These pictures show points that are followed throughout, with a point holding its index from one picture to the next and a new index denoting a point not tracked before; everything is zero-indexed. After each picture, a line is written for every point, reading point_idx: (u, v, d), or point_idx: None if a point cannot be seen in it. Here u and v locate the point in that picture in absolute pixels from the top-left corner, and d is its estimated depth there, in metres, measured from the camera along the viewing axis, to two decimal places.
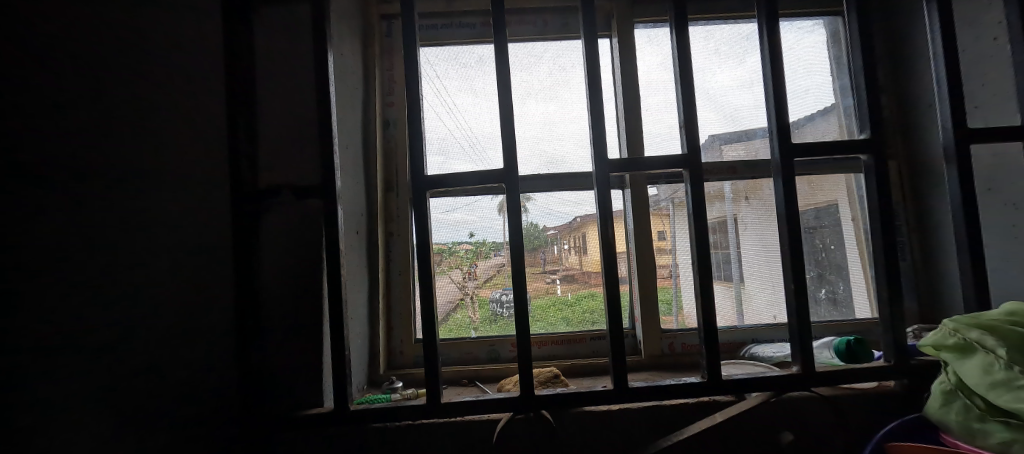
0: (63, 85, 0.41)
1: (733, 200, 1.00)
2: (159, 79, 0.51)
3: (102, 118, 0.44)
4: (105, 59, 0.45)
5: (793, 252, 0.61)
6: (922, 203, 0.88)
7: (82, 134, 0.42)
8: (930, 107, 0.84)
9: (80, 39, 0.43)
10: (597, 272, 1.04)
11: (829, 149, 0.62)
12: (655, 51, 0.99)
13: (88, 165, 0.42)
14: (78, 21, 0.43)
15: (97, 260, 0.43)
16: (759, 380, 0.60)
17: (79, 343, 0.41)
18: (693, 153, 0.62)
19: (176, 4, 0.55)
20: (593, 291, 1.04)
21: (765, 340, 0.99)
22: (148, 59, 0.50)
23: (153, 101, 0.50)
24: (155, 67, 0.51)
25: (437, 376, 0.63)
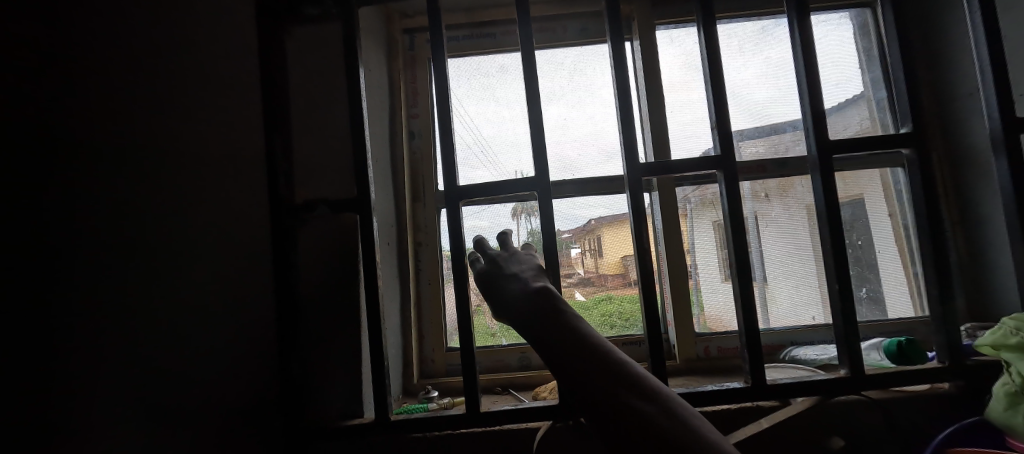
0: (118, 110, 0.43)
1: (765, 199, 0.98)
2: (198, 103, 0.53)
3: (150, 141, 0.46)
4: (151, 83, 0.47)
5: (836, 251, 0.59)
6: (966, 195, 0.85)
7: (132, 158, 0.44)
8: (970, 96, 0.81)
9: (131, 68, 0.45)
10: (614, 274, 1.04)
11: (868, 144, 0.60)
12: (678, 52, 0.99)
13: (137, 187, 0.44)
14: (129, 51, 0.45)
15: (147, 279, 0.45)
16: (806, 384, 0.58)
17: (133, 360, 0.42)
18: (726, 152, 0.61)
19: (212, 28, 0.57)
20: (610, 294, 1.04)
21: (803, 342, 0.96)
22: (188, 84, 0.52)
23: (193, 123, 0.52)
24: (194, 90, 0.52)
25: (475, 385, 0.62)
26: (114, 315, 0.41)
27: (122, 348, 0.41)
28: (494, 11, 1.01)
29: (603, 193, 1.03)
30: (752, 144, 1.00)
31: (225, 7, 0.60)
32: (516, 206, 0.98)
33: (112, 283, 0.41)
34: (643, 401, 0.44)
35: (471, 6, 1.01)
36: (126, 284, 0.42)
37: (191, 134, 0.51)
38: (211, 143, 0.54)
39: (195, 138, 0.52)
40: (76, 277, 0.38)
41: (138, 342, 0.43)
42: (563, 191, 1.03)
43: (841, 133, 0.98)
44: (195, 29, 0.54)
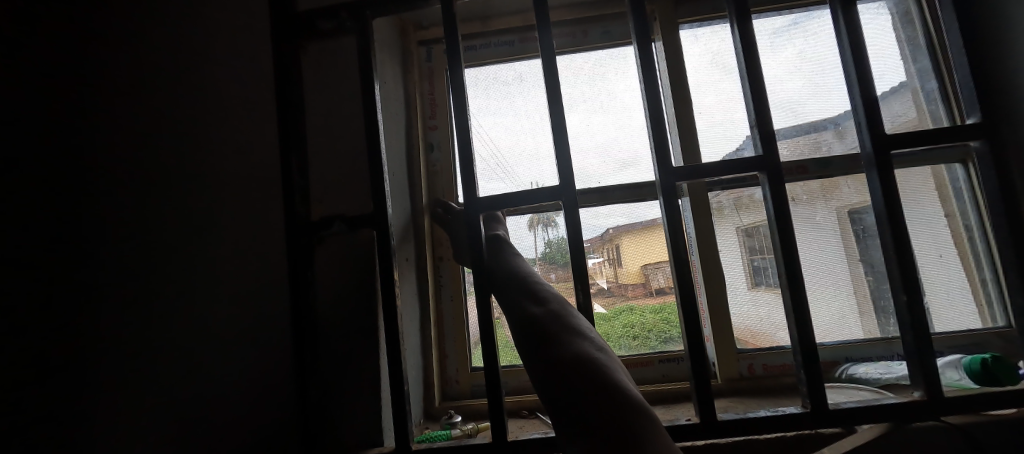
0: (126, 131, 0.41)
1: (808, 202, 0.92)
2: (209, 122, 0.51)
3: (157, 163, 0.44)
4: (160, 104, 0.46)
5: (902, 259, 0.52)
6: None
7: (135, 180, 0.42)
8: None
9: (135, 87, 0.43)
10: (635, 284, 0.99)
11: (932, 138, 0.54)
12: (704, 50, 0.94)
13: (141, 211, 0.42)
14: (133, 71, 0.43)
15: (152, 308, 0.42)
16: (873, 409, 0.52)
17: (141, 394, 0.40)
18: (769, 152, 0.56)
19: (224, 46, 0.56)
20: (631, 305, 0.99)
21: (859, 358, 0.88)
22: (199, 103, 0.50)
23: (205, 142, 0.50)
24: (204, 109, 0.51)
25: (501, 412, 0.58)
26: (118, 348, 0.38)
27: (125, 385, 0.39)
28: (510, 20, 1.00)
29: (628, 201, 0.98)
30: (790, 144, 0.94)
31: (237, 25, 0.59)
32: (533, 217, 0.95)
33: (115, 314, 0.38)
34: (536, 307, 0.58)
35: (486, 15, 0.99)
36: (131, 315, 0.40)
37: (202, 154, 0.50)
38: (224, 163, 0.53)
39: (204, 157, 0.50)
40: (72, 309, 0.35)
41: (144, 376, 0.40)
42: (587, 199, 0.98)
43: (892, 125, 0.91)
44: (204, 47, 0.52)
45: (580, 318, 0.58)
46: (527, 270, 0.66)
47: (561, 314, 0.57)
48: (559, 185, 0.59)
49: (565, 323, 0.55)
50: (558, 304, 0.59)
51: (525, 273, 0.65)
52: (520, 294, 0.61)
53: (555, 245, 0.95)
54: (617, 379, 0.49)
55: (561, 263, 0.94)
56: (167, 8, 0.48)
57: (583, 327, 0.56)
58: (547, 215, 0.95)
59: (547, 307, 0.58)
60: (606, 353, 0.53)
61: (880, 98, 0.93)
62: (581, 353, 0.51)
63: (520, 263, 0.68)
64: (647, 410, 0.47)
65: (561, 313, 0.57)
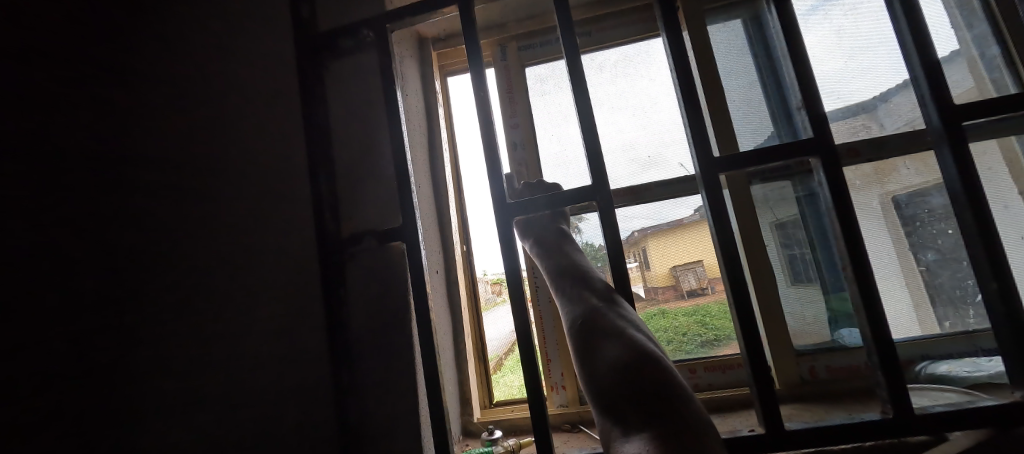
0: (174, 136, 0.40)
1: (861, 188, 0.86)
2: (247, 138, 0.50)
3: (203, 180, 0.42)
4: (204, 111, 0.44)
5: (987, 243, 0.46)
6: None
7: (184, 198, 0.40)
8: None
9: (180, 102, 0.42)
10: (665, 287, 0.95)
11: (1009, 105, 0.49)
12: (733, 37, 0.90)
13: (187, 218, 0.40)
14: (178, 76, 0.42)
15: (202, 325, 0.40)
16: (968, 411, 0.46)
17: (197, 411, 0.37)
18: (821, 134, 0.52)
19: (256, 57, 0.55)
20: (664, 309, 0.95)
21: (936, 355, 0.80)
22: (237, 118, 0.49)
23: (245, 151, 0.49)
24: (242, 125, 0.49)
25: (547, 428, 0.54)
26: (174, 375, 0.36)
27: (180, 401, 0.36)
28: (527, 24, 0.99)
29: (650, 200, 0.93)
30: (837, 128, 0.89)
31: (266, 40, 0.58)
32: None
33: (169, 342, 0.36)
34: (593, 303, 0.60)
35: (503, 21, 0.98)
36: (184, 340, 0.37)
37: (242, 170, 0.48)
38: (261, 174, 0.51)
39: (245, 173, 0.48)
40: (130, 336, 0.33)
41: (199, 408, 0.38)
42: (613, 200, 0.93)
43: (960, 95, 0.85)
44: (239, 61, 0.51)
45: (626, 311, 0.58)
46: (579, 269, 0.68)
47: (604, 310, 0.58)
48: (592, 184, 0.57)
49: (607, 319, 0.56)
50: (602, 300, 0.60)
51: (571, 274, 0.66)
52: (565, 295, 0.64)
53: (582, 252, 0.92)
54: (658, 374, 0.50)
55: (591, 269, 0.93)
56: (203, 13, 0.47)
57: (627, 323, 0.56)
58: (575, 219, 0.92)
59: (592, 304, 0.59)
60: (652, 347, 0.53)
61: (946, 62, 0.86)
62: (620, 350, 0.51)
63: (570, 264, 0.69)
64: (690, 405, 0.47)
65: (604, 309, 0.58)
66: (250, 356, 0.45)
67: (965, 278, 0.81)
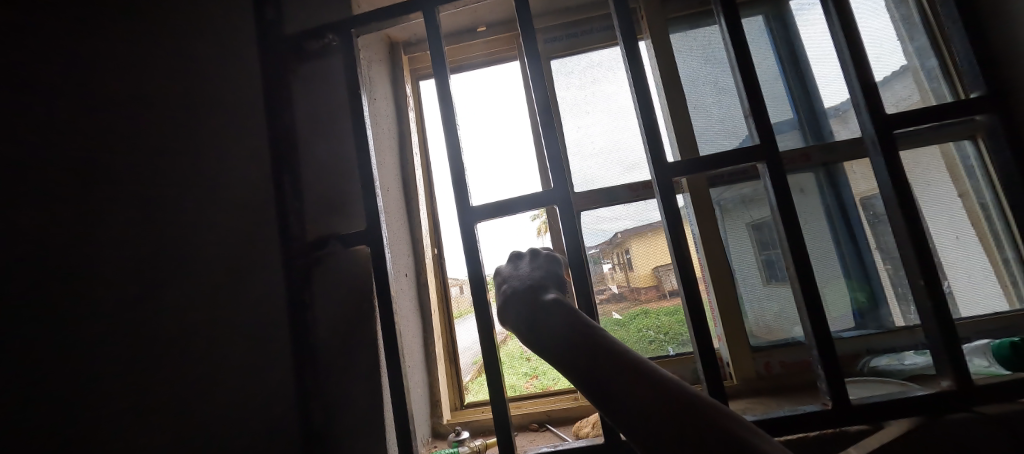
0: (128, 138, 0.39)
1: (806, 192, 0.92)
2: (211, 143, 0.49)
3: (165, 187, 0.42)
4: (161, 111, 0.43)
5: (917, 243, 0.49)
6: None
7: (144, 204, 0.39)
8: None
9: (138, 104, 0.41)
10: (648, 287, 0.96)
11: (937, 114, 0.52)
12: (695, 47, 0.95)
13: (142, 222, 0.39)
14: (133, 76, 0.41)
15: (161, 330, 0.39)
16: (897, 401, 0.49)
17: (156, 419, 0.37)
18: (767, 141, 0.54)
19: (218, 57, 0.54)
20: (645, 309, 0.96)
21: (881, 349, 0.85)
22: (201, 124, 0.48)
23: (206, 152, 0.48)
24: (205, 130, 0.49)
25: (508, 427, 0.55)
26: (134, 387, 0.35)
27: (134, 408, 0.35)
28: (499, 29, 1.00)
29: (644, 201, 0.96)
30: (788, 136, 0.96)
31: (231, 44, 0.57)
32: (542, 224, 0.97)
33: (127, 353, 0.35)
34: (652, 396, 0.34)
35: (475, 27, 1.00)
36: (146, 349, 0.37)
37: (207, 176, 0.47)
38: (224, 176, 0.50)
39: (209, 180, 0.48)
40: (86, 349, 0.32)
41: (161, 420, 0.37)
42: (605, 198, 0.96)
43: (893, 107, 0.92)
44: (203, 66, 0.50)
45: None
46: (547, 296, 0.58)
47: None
48: (554, 187, 0.58)
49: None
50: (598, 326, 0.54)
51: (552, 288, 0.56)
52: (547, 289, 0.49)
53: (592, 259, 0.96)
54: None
55: None
56: (161, 12, 0.46)
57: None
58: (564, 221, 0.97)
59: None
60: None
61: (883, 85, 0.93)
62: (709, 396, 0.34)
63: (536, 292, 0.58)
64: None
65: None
66: (216, 365, 0.44)
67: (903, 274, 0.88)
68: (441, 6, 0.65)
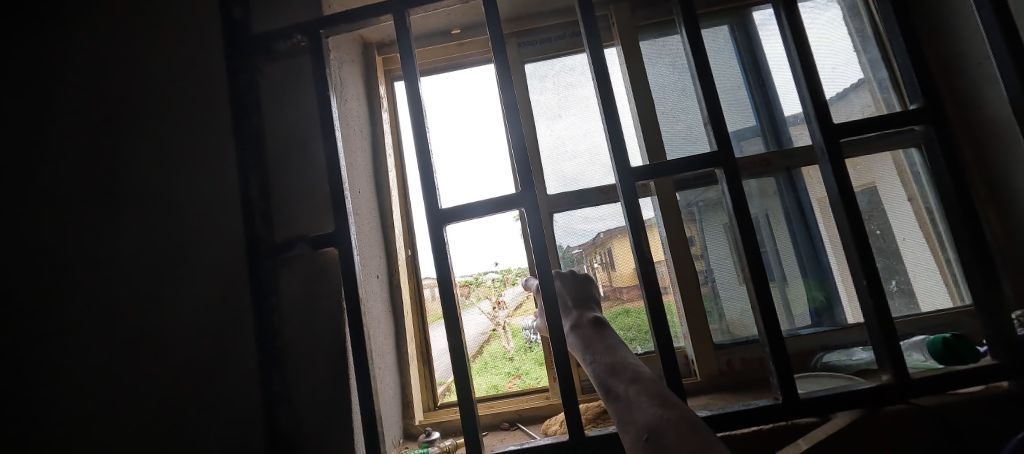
0: (83, 133, 0.37)
1: (765, 196, 0.96)
2: (171, 140, 0.48)
3: (126, 189, 0.41)
4: (119, 106, 0.42)
5: (859, 245, 0.52)
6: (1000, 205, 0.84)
7: (98, 202, 0.38)
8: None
9: (95, 100, 0.39)
10: (630, 286, 0.99)
11: (880, 123, 0.55)
12: (663, 54, 0.98)
13: (95, 222, 0.37)
14: (90, 69, 0.39)
15: (117, 332, 0.38)
16: (843, 395, 0.52)
17: (109, 423, 0.36)
18: (724, 148, 0.56)
19: (182, 53, 0.52)
20: (628, 308, 0.99)
21: (834, 345, 0.90)
22: (166, 125, 0.47)
23: (167, 151, 0.47)
24: (168, 130, 0.48)
25: (474, 427, 0.56)
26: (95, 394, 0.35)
27: (85, 413, 0.34)
28: (473, 33, 1.01)
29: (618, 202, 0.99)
30: (752, 141, 0.99)
31: (196, 40, 0.56)
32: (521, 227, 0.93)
33: (85, 360, 0.35)
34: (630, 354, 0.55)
35: (450, 29, 1.00)
36: (106, 357, 0.36)
37: (170, 178, 0.46)
38: (186, 174, 0.49)
39: (173, 181, 0.47)
40: (43, 356, 0.32)
41: (116, 424, 0.36)
42: (577, 201, 0.99)
43: (845, 117, 0.96)
44: (167, 67, 0.49)
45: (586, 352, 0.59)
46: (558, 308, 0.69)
47: (596, 332, 0.61)
48: (520, 191, 0.59)
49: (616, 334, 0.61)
50: (586, 328, 0.62)
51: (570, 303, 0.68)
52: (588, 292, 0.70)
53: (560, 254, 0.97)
54: (652, 385, 0.48)
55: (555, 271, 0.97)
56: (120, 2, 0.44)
57: (597, 351, 0.58)
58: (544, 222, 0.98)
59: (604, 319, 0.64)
60: (612, 388, 0.51)
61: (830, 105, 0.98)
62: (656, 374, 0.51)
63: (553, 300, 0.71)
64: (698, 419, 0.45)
65: (595, 330, 0.62)
66: (180, 370, 0.44)
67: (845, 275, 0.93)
68: (411, 9, 0.66)
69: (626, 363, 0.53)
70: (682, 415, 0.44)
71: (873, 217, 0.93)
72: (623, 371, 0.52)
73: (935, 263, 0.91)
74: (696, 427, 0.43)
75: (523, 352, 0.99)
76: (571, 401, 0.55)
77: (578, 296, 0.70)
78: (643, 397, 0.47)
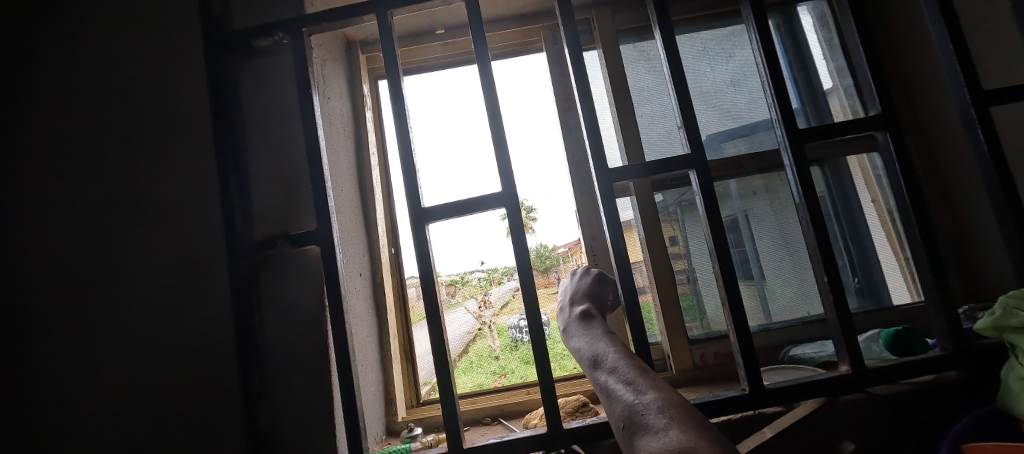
0: None
1: (742, 196, 0.99)
2: (132, 139, 0.48)
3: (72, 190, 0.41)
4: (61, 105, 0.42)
5: (821, 244, 0.55)
6: (958, 207, 0.89)
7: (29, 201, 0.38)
8: (989, 71, 0.81)
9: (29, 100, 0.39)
10: None
11: (840, 129, 0.59)
12: (643, 58, 1.01)
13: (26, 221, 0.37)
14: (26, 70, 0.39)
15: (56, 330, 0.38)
16: (804, 385, 0.55)
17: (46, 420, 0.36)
18: (696, 150, 0.59)
19: (147, 51, 0.52)
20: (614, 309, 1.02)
21: (800, 339, 0.94)
22: (128, 128, 0.48)
23: (126, 150, 0.47)
24: (128, 132, 0.48)
25: (455, 422, 0.57)
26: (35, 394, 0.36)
27: None
28: (457, 33, 1.02)
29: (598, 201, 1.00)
30: (728, 144, 1.03)
31: (170, 39, 0.56)
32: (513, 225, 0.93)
33: None
34: (614, 343, 0.53)
35: (435, 30, 1.01)
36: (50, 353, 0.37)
37: (133, 179, 0.47)
38: (154, 172, 0.49)
39: (140, 184, 0.48)
40: None
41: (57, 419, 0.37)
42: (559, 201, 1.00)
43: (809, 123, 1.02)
44: (127, 70, 0.50)
45: (575, 347, 0.56)
46: (562, 305, 0.68)
47: (583, 325, 0.59)
48: (502, 191, 0.61)
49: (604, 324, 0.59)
50: (574, 323, 0.61)
51: (570, 300, 0.67)
52: (588, 290, 0.68)
53: (536, 252, 0.98)
54: (632, 372, 0.45)
55: (540, 269, 0.96)
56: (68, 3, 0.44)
57: (584, 345, 0.55)
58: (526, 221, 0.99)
59: (593, 312, 0.62)
60: (597, 381, 0.48)
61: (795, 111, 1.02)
62: (640, 361, 0.48)
63: (561, 296, 0.70)
64: (683, 400, 0.40)
65: (582, 324, 0.59)
66: (146, 368, 0.45)
67: (810, 272, 0.98)
68: (394, 9, 0.66)
69: (609, 353, 0.50)
70: (660, 394, 0.40)
71: (837, 218, 0.98)
72: (606, 362, 0.49)
73: (897, 260, 0.96)
74: (672, 403, 0.39)
75: (509, 351, 1.02)
76: (549, 395, 0.57)
77: (583, 292, 0.67)
78: (621, 384, 0.44)
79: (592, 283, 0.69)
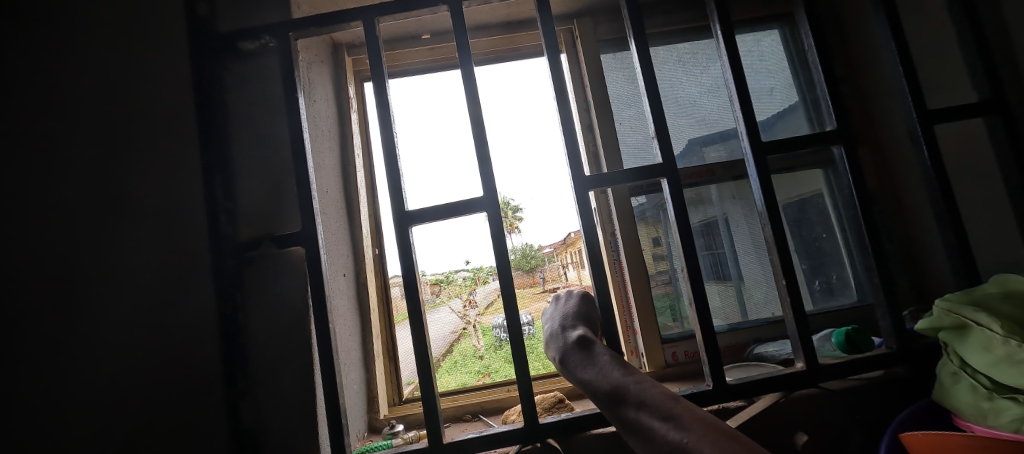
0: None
1: (721, 200, 1.04)
2: (122, 141, 0.49)
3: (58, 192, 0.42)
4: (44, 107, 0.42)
5: (780, 249, 0.59)
6: (906, 215, 0.96)
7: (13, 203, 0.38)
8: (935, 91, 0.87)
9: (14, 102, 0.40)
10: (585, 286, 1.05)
11: (798, 143, 0.63)
12: (622, 67, 1.04)
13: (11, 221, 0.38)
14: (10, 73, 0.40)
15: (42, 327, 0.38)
16: (762, 381, 0.59)
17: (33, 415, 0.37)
18: (668, 160, 0.62)
19: (136, 53, 0.53)
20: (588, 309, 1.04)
21: (765, 338, 1.00)
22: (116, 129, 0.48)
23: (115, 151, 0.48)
24: (117, 134, 0.48)
25: (435, 417, 0.60)
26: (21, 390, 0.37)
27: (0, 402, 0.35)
28: (443, 39, 1.04)
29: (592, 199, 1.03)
30: (702, 151, 1.08)
31: (156, 40, 0.56)
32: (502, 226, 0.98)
33: None
34: (620, 369, 0.51)
35: (421, 34, 1.03)
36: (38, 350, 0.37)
37: (122, 180, 0.48)
38: (143, 174, 0.50)
39: (131, 184, 0.48)
40: None
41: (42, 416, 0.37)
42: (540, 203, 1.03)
43: (771, 132, 1.07)
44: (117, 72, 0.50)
45: (583, 380, 0.52)
46: (553, 331, 0.61)
47: (583, 355, 0.54)
48: (486, 196, 0.63)
49: (601, 345, 0.56)
50: (574, 356, 0.55)
51: (562, 325, 0.61)
52: (579, 315, 0.63)
53: (522, 252, 1.02)
54: (667, 404, 0.45)
55: (525, 269, 1.01)
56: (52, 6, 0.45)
57: (593, 377, 0.51)
58: (512, 221, 1.02)
59: (587, 336, 0.57)
60: (627, 417, 0.46)
61: (767, 126, 1.08)
62: (657, 385, 0.48)
63: (551, 321, 0.64)
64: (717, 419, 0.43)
65: (583, 353, 0.55)
66: (135, 364, 0.46)
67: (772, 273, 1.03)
68: (380, 17, 0.68)
69: (626, 382, 0.49)
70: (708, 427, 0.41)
71: (801, 224, 1.03)
72: (630, 394, 0.47)
73: (856, 263, 1.02)
74: (723, 432, 0.40)
75: (493, 351, 1.04)
76: (527, 391, 0.60)
77: (577, 316, 0.63)
78: (661, 421, 0.44)
79: (582, 308, 0.64)
